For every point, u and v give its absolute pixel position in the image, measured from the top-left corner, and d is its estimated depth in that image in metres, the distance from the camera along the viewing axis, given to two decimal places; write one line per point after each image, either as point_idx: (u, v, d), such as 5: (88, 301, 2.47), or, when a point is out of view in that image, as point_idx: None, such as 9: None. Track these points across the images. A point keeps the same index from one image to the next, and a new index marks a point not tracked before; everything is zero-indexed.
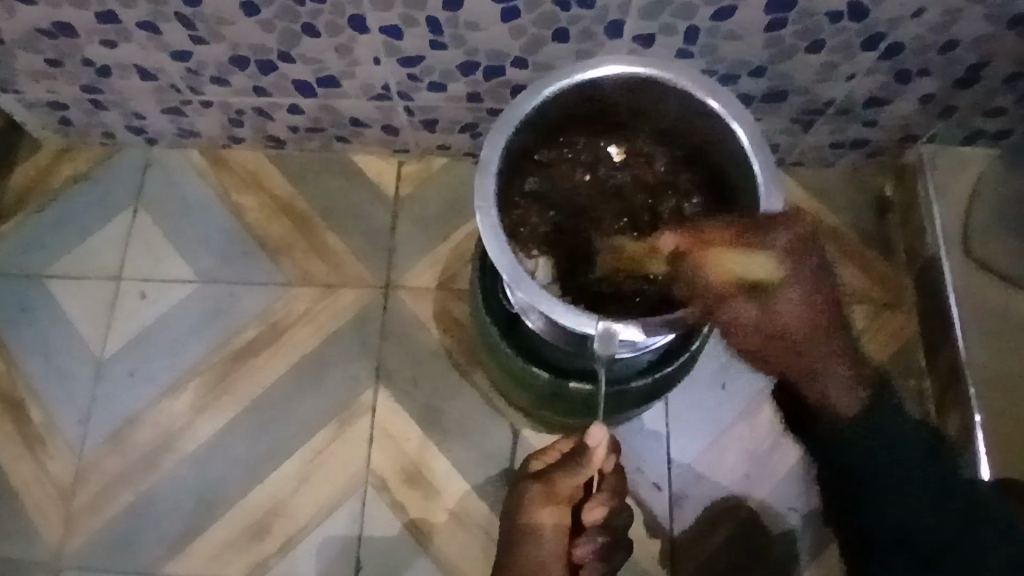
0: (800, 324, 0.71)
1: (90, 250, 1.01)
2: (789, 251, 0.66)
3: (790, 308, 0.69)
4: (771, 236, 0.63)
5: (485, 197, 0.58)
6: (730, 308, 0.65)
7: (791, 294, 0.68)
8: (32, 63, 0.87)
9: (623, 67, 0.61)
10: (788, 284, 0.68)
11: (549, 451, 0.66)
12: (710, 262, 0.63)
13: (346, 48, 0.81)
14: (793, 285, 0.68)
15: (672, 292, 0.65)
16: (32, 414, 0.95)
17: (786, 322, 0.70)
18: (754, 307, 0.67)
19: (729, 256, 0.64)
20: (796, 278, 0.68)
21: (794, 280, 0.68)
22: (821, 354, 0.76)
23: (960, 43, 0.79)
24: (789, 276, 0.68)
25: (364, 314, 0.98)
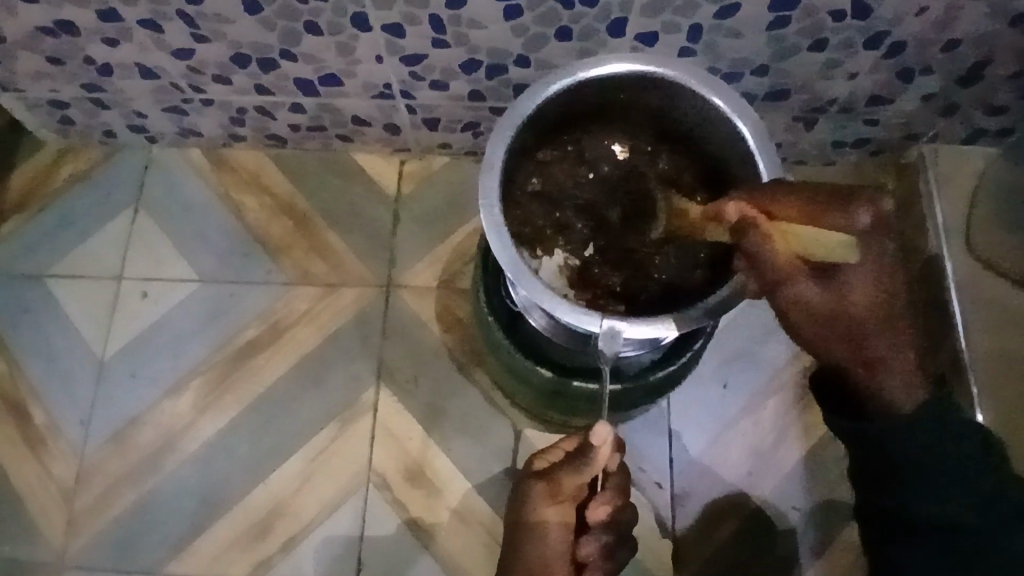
0: (884, 311, 0.54)
1: (92, 250, 1.01)
2: (876, 228, 0.52)
3: (867, 290, 0.53)
4: (851, 213, 0.51)
5: (488, 196, 0.58)
6: (798, 289, 0.53)
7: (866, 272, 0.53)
8: (32, 62, 0.87)
9: (627, 65, 0.61)
10: (867, 260, 0.52)
11: (553, 449, 0.66)
12: (773, 237, 0.52)
13: (348, 46, 0.80)
14: (872, 262, 0.53)
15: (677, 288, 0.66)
16: (34, 415, 0.95)
17: (863, 307, 0.54)
18: (818, 288, 0.53)
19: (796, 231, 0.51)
20: (878, 254, 0.53)
21: (875, 257, 0.53)
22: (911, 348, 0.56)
23: (963, 41, 0.79)
24: (869, 253, 0.52)
25: (365, 313, 0.98)
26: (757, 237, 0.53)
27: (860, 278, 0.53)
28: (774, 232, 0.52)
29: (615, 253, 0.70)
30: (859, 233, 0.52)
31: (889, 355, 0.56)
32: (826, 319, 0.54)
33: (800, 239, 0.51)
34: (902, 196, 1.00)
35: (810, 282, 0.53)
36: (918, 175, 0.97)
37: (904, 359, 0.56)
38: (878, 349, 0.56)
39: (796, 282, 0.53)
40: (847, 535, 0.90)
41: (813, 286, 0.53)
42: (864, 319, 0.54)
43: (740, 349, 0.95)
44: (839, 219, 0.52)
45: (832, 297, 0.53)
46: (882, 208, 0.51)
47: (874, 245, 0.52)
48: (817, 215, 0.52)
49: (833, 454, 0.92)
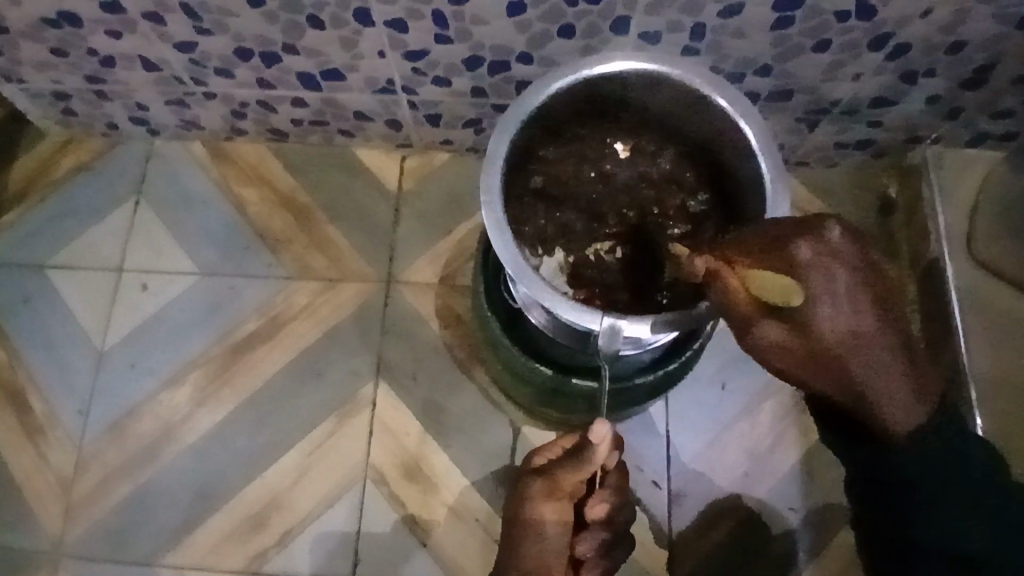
0: (868, 341, 0.49)
1: (93, 241, 1.01)
2: (831, 259, 0.48)
3: (843, 326, 0.48)
4: (793, 247, 0.48)
5: (490, 192, 0.57)
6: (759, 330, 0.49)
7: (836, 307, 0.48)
8: (35, 52, 0.87)
9: (630, 64, 0.61)
10: (826, 295, 0.48)
11: (553, 446, 0.65)
12: (732, 284, 0.49)
13: (350, 41, 0.80)
14: (839, 294, 0.48)
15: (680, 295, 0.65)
16: (33, 405, 0.95)
17: (841, 348, 0.49)
18: (789, 334, 0.49)
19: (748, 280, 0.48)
20: (846, 282, 0.48)
21: (836, 290, 0.48)
22: (903, 369, 0.52)
23: (968, 44, 0.78)
24: (832, 285, 0.48)
25: (365, 307, 0.98)
26: (719, 287, 0.50)
27: (837, 315, 0.48)
28: (731, 280, 0.49)
29: (623, 251, 0.70)
30: (812, 270, 0.48)
31: (876, 385, 0.52)
32: (799, 359, 0.50)
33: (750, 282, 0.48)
34: (905, 198, 1.00)
35: (775, 327, 0.49)
36: (921, 178, 0.96)
37: (893, 381, 0.52)
38: (866, 379, 0.51)
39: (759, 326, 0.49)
40: (844, 538, 0.90)
41: (779, 332, 0.49)
42: (845, 357, 0.50)
43: (739, 350, 0.95)
44: (781, 255, 0.48)
45: (803, 338, 0.49)
46: (823, 234, 0.48)
47: (833, 276, 0.48)
48: (764, 256, 0.49)
49: (830, 457, 0.92)
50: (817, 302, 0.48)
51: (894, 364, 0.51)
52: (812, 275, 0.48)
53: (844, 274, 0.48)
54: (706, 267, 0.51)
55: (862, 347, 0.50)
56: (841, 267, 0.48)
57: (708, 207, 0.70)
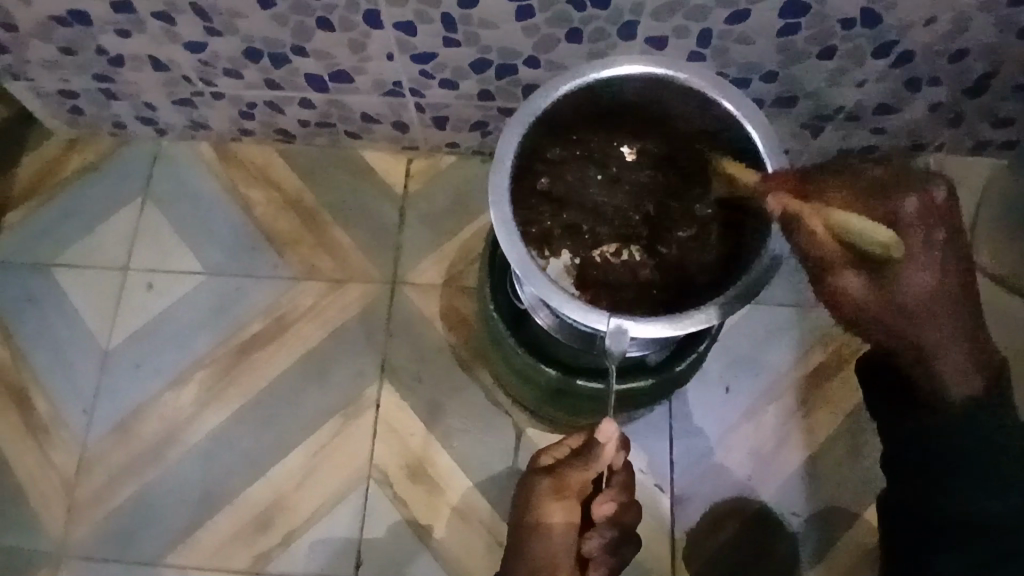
0: (945, 302, 0.59)
1: (99, 240, 1.01)
2: (926, 217, 0.57)
3: (934, 286, 0.58)
4: (898, 203, 0.58)
5: (498, 193, 0.58)
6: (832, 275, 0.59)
7: (924, 263, 0.57)
8: (44, 51, 0.87)
9: (637, 68, 0.61)
10: (915, 250, 0.57)
11: (559, 445, 0.65)
12: (812, 224, 0.57)
13: (359, 43, 0.81)
14: (931, 256, 0.57)
15: (693, 279, 0.68)
16: (37, 404, 0.95)
17: (922, 304, 0.58)
18: (865, 282, 0.58)
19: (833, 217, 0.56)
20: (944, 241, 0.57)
21: (925, 246, 0.57)
22: (965, 336, 0.60)
23: (970, 52, 0.79)
24: (922, 239, 0.57)
25: (371, 308, 0.98)
26: (801, 232, 0.58)
27: (922, 273, 0.57)
28: (813, 222, 0.57)
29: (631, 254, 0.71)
30: (906, 221, 0.57)
31: (942, 352, 0.60)
32: (881, 311, 0.59)
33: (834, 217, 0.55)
34: None
35: (857, 275, 0.58)
36: None
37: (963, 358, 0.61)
38: (926, 342, 0.60)
39: (841, 274, 0.58)
40: (847, 542, 0.90)
41: (859, 282, 0.58)
42: (917, 313, 0.59)
43: (742, 353, 0.96)
44: (885, 207, 0.58)
45: (878, 288, 0.58)
46: (930, 193, 0.57)
47: (926, 232, 0.57)
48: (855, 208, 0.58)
49: (833, 461, 0.93)
50: (910, 256, 0.57)
51: (964, 337, 0.60)
52: (907, 227, 0.57)
53: (941, 233, 0.57)
54: (782, 207, 0.58)
55: (938, 309, 0.59)
56: (936, 226, 0.57)
57: (714, 209, 0.70)
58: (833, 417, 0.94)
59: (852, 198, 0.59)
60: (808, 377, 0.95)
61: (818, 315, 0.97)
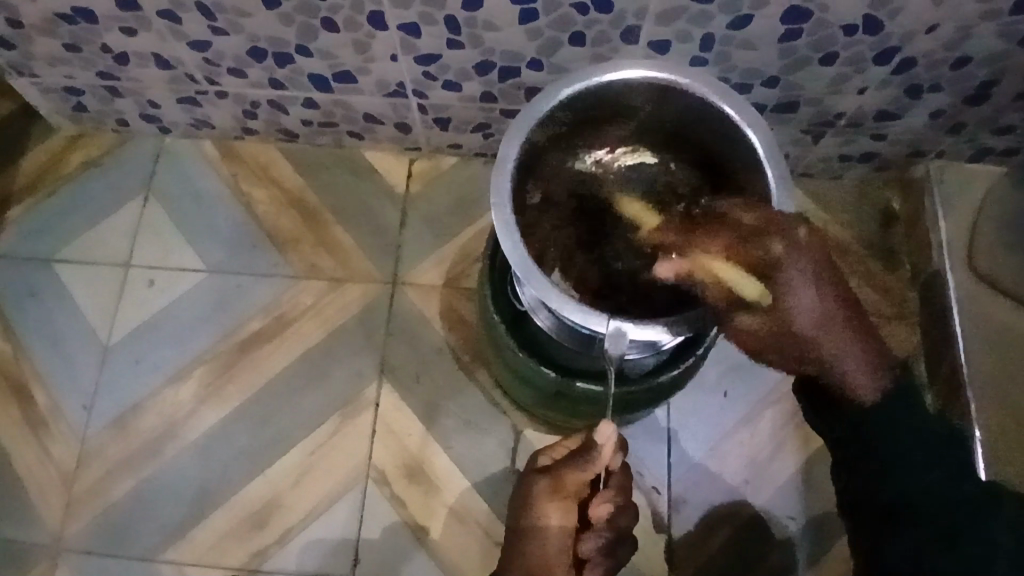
0: (829, 325, 0.58)
1: (101, 236, 1.01)
2: (794, 256, 0.56)
3: (814, 311, 0.57)
4: (765, 246, 0.56)
5: (499, 194, 0.58)
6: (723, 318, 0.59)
7: (805, 291, 0.56)
8: (50, 47, 0.88)
9: (640, 72, 0.61)
10: (800, 283, 0.56)
11: (557, 446, 0.66)
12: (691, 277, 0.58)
13: (363, 43, 0.81)
14: (814, 285, 0.57)
15: None
16: (36, 398, 0.96)
17: (809, 330, 0.58)
18: (759, 319, 0.58)
19: (709, 267, 0.57)
20: (816, 273, 0.57)
21: (796, 278, 0.56)
22: (860, 351, 0.60)
23: (972, 60, 0.80)
24: (801, 272, 0.56)
25: (370, 308, 0.98)
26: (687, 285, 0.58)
27: (805, 302, 0.57)
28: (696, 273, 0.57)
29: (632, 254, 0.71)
30: (779, 264, 0.56)
31: (844, 363, 0.60)
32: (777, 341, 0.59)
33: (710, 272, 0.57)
34: (907, 213, 1.01)
35: (749, 315, 0.58)
36: (923, 192, 0.98)
37: (856, 366, 0.60)
38: (825, 357, 0.60)
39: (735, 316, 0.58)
40: (842, 548, 0.90)
41: (753, 319, 0.58)
42: (812, 338, 0.58)
43: (741, 358, 0.96)
44: (756, 252, 0.57)
45: (777, 324, 0.58)
46: (795, 234, 0.56)
47: (802, 268, 0.56)
48: (740, 252, 0.57)
49: (829, 466, 0.93)
50: (790, 289, 0.56)
51: (857, 342, 0.59)
52: (775, 268, 0.57)
53: (812, 266, 0.57)
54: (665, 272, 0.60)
55: (829, 332, 0.58)
56: (808, 260, 0.57)
57: None
58: None
59: (728, 247, 0.58)
60: None
61: None
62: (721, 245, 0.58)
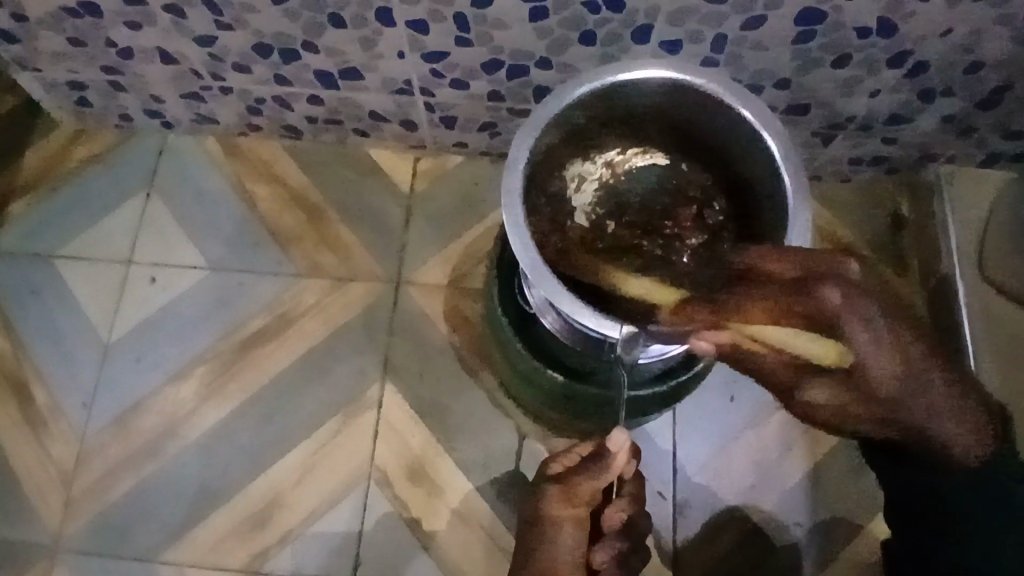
0: (916, 380, 0.52)
1: (103, 232, 1.00)
2: (858, 302, 0.50)
3: (894, 371, 0.51)
4: (821, 296, 0.50)
5: (510, 195, 0.57)
6: (800, 384, 0.54)
7: (881, 352, 0.50)
8: (53, 42, 0.87)
9: (653, 72, 0.60)
10: (875, 339, 0.50)
11: (569, 453, 0.64)
12: (750, 347, 0.53)
13: (370, 40, 0.80)
14: (883, 339, 0.50)
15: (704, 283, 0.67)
16: (36, 395, 0.95)
17: (896, 393, 0.52)
18: (838, 389, 0.53)
19: (758, 333, 0.52)
20: (886, 322, 0.50)
21: (872, 332, 0.50)
22: (950, 401, 0.55)
23: (986, 64, 0.79)
24: (869, 327, 0.50)
25: (374, 308, 0.97)
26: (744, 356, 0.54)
27: (883, 362, 0.51)
28: (751, 343, 0.53)
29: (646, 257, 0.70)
30: (847, 316, 0.49)
31: (938, 422, 0.55)
32: (864, 408, 0.54)
33: (762, 337, 0.52)
34: (916, 216, 1.00)
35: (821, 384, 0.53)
36: (933, 197, 0.97)
37: (950, 423, 0.56)
38: (916, 419, 0.55)
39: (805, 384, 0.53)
40: (848, 554, 0.90)
41: (827, 389, 0.53)
42: (895, 400, 0.53)
43: None
44: (808, 302, 0.51)
45: (860, 393, 0.52)
46: (849, 277, 0.51)
47: (870, 318, 0.50)
48: (787, 309, 0.51)
49: (836, 471, 0.92)
50: (862, 350, 0.50)
51: (945, 396, 0.54)
52: (842, 325, 0.50)
53: (882, 313, 0.50)
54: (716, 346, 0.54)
55: (916, 389, 0.53)
56: (875, 304, 0.50)
57: (724, 215, 0.70)
58: None
59: (776, 309, 0.52)
60: None
61: None
62: (765, 307, 0.52)
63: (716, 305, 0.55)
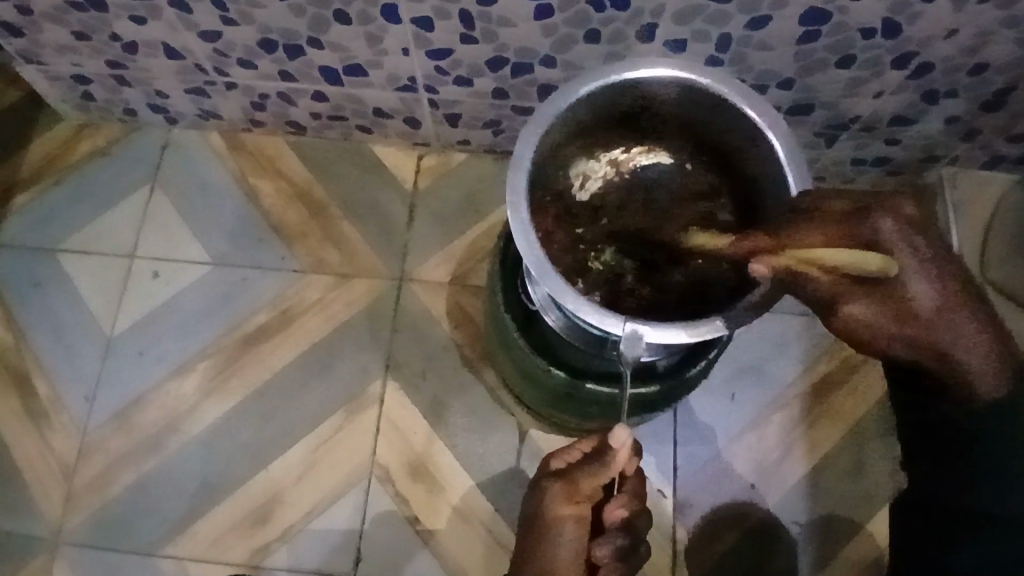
0: (945, 305, 0.52)
1: (106, 227, 1.00)
2: (908, 230, 0.50)
3: (933, 289, 0.51)
4: (878, 222, 0.50)
5: (515, 193, 0.57)
6: (848, 309, 0.52)
7: (925, 276, 0.51)
8: (59, 35, 0.87)
9: (659, 71, 0.60)
10: (920, 267, 0.51)
11: (571, 450, 0.64)
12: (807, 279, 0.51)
13: (375, 37, 0.80)
14: (926, 263, 0.51)
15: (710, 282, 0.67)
16: (38, 388, 0.95)
17: (923, 316, 0.52)
18: (876, 309, 0.52)
19: (817, 259, 0.49)
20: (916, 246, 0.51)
21: (919, 254, 0.51)
22: (979, 330, 0.54)
23: (990, 66, 0.79)
24: (914, 254, 0.51)
25: (377, 304, 0.98)
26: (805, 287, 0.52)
27: (925, 283, 0.51)
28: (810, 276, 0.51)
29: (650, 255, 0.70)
30: (892, 242, 0.50)
31: (957, 343, 0.53)
32: (885, 331, 0.53)
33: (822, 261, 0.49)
34: None
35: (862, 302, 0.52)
36: (936, 197, 0.98)
37: (968, 337, 0.53)
38: (937, 343, 0.53)
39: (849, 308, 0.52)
40: (847, 554, 0.90)
41: (868, 310, 0.52)
42: (929, 322, 0.52)
43: (750, 361, 0.95)
44: (863, 229, 0.50)
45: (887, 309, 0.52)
46: (898, 206, 0.51)
47: (918, 246, 0.50)
48: (840, 234, 0.50)
49: (837, 471, 0.92)
50: (907, 272, 0.51)
51: (976, 326, 0.54)
52: (894, 246, 0.50)
53: (920, 240, 0.51)
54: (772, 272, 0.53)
55: (947, 313, 0.52)
56: (916, 237, 0.50)
57: (729, 215, 0.70)
58: (838, 429, 0.94)
59: (832, 238, 0.51)
60: (814, 388, 0.95)
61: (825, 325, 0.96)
62: (823, 236, 0.51)
63: (777, 241, 0.53)
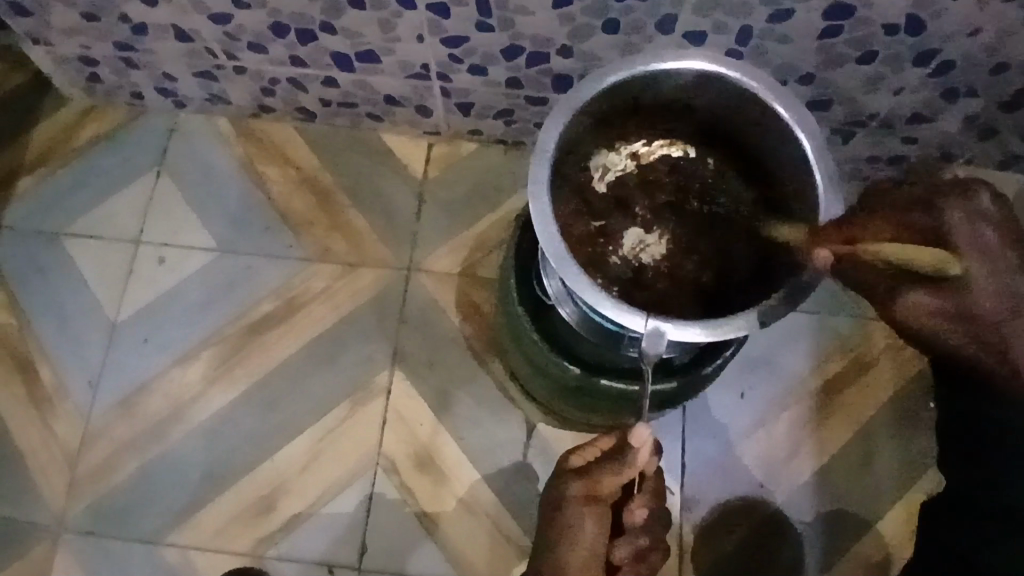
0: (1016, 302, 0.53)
1: (111, 211, 0.99)
2: (976, 222, 0.53)
3: (998, 284, 0.53)
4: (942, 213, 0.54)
5: (538, 183, 0.56)
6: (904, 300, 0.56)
7: (989, 267, 0.53)
8: (65, 16, 0.85)
9: (686, 63, 0.59)
10: (985, 259, 0.53)
11: (590, 447, 0.64)
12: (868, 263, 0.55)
13: (389, 23, 0.79)
14: (994, 258, 0.53)
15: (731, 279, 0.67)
16: (41, 374, 0.94)
17: (989, 309, 0.53)
18: (935, 300, 0.55)
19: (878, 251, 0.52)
20: (994, 240, 0.53)
21: (987, 249, 0.53)
22: None
23: (1011, 66, 0.78)
24: (983, 246, 0.53)
25: (384, 295, 0.97)
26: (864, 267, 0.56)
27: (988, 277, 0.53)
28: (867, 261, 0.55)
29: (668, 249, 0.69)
30: (957, 231, 0.53)
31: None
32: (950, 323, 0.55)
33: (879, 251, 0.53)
34: None
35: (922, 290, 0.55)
36: None
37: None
38: (1004, 338, 0.54)
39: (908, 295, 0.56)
40: (853, 553, 0.90)
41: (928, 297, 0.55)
42: (995, 317, 0.53)
43: (760, 358, 0.95)
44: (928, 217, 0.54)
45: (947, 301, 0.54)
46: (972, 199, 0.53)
47: (981, 236, 0.53)
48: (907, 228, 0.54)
49: (844, 470, 0.92)
50: (972, 263, 0.53)
51: None
52: (955, 239, 0.53)
53: (991, 231, 0.53)
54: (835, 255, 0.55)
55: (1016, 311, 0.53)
56: (989, 228, 0.53)
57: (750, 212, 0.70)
58: (847, 428, 0.93)
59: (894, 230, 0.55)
60: (824, 386, 0.94)
61: (836, 323, 0.96)
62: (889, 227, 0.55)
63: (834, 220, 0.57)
